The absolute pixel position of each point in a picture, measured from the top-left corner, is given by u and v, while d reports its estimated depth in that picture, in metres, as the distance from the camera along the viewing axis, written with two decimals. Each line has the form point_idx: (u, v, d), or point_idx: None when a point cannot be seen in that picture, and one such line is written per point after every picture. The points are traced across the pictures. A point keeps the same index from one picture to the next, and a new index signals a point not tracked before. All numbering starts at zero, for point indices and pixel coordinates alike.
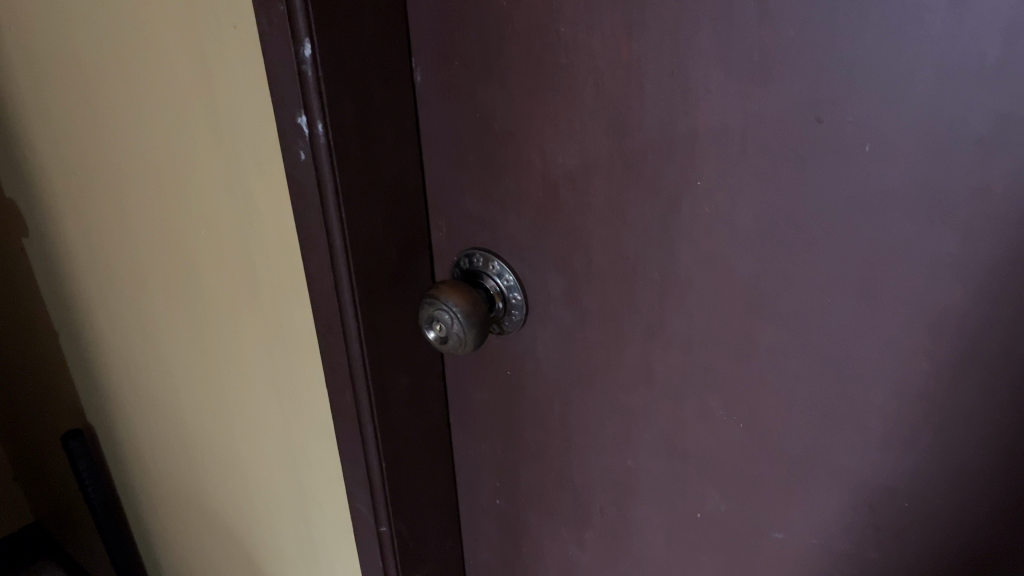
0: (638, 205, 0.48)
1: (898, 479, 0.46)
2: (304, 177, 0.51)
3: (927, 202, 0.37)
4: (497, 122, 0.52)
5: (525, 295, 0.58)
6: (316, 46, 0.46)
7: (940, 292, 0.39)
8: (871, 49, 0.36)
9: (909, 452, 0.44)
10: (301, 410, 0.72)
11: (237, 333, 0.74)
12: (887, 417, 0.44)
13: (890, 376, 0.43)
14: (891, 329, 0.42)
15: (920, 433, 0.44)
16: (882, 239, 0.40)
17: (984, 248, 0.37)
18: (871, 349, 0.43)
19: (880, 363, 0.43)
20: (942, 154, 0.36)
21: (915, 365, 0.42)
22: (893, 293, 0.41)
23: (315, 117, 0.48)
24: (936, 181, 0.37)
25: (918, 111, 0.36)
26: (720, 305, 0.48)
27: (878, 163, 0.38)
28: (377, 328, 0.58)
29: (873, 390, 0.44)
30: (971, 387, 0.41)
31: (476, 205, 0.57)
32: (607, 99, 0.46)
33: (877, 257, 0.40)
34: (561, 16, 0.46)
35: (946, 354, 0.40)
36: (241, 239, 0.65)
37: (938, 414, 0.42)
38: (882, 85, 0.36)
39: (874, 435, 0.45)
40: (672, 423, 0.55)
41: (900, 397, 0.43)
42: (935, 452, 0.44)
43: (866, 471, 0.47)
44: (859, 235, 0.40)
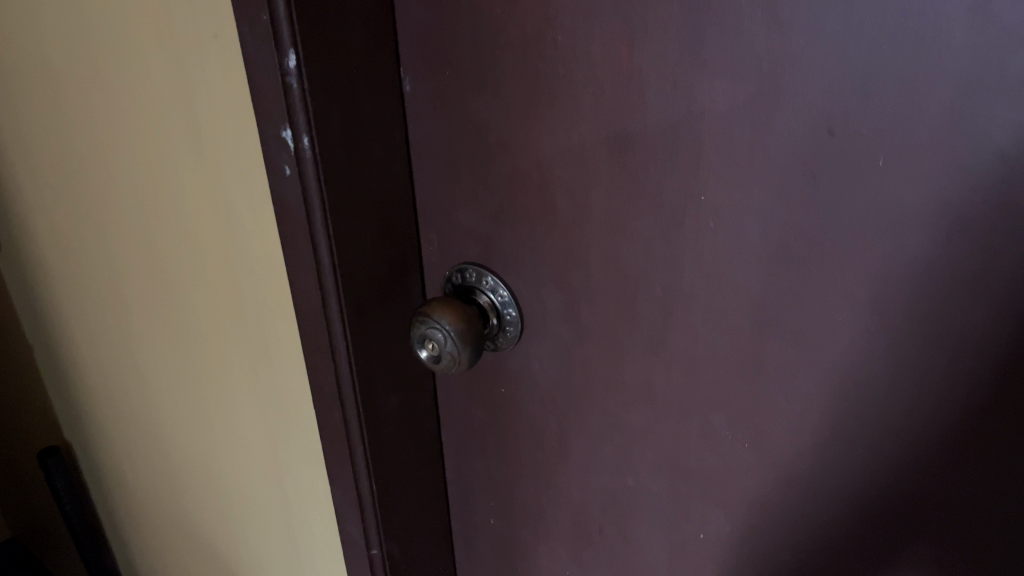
0: (639, 219, 0.47)
1: (910, 502, 0.44)
2: (290, 192, 0.49)
3: (944, 218, 0.36)
4: (490, 133, 0.50)
5: (519, 311, 0.56)
6: (301, 57, 0.44)
7: (957, 312, 0.38)
8: (887, 59, 0.34)
9: (921, 475, 0.43)
10: (286, 429, 0.69)
11: (221, 353, 0.71)
12: (899, 435, 0.43)
13: (903, 393, 0.41)
14: (904, 346, 0.40)
15: (933, 455, 0.42)
16: (896, 256, 0.38)
17: (1004, 264, 0.35)
18: (882, 366, 0.41)
19: (891, 378, 0.41)
20: (960, 166, 0.34)
21: (930, 382, 0.40)
22: (907, 309, 0.39)
23: (300, 130, 0.46)
24: (954, 195, 0.35)
25: (936, 122, 0.34)
26: (725, 322, 0.46)
27: (894, 178, 0.36)
28: (367, 348, 0.56)
29: (885, 407, 0.42)
30: (987, 409, 0.39)
31: (470, 219, 0.55)
32: (607, 110, 0.45)
33: (890, 274, 0.39)
34: (559, 23, 0.44)
35: (962, 371, 0.39)
36: (224, 256, 0.62)
37: (952, 436, 0.41)
38: (898, 95, 0.35)
39: (885, 454, 0.44)
40: (674, 441, 0.53)
41: (913, 414, 0.42)
42: (949, 477, 0.42)
43: (876, 492, 0.45)
44: (872, 251, 0.39)
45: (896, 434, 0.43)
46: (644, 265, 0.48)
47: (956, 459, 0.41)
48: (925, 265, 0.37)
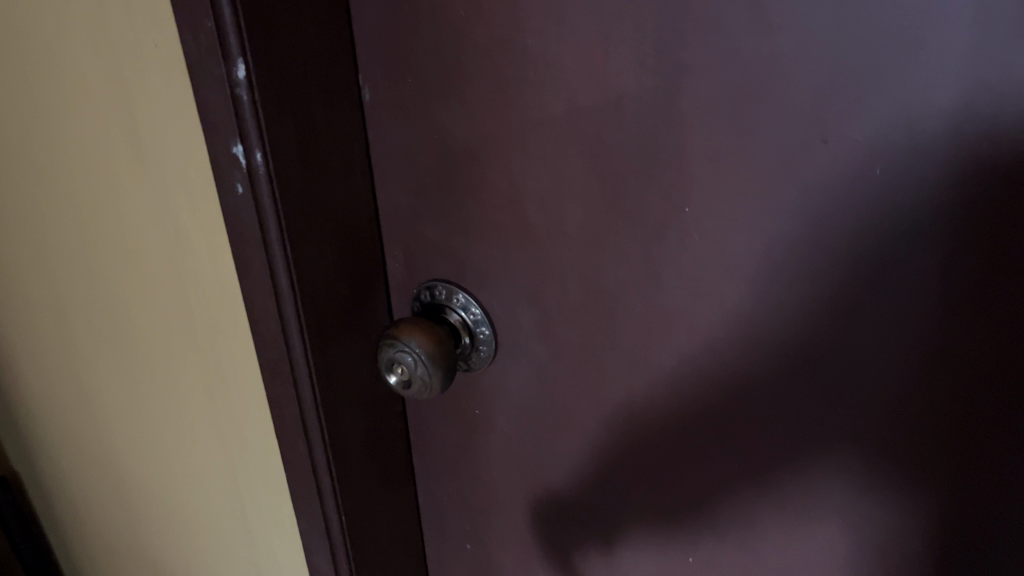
0: (618, 232, 0.44)
1: (870, 488, 0.42)
2: (244, 212, 0.46)
3: (946, 228, 0.33)
4: (457, 144, 0.48)
5: (493, 329, 0.54)
6: (251, 67, 0.41)
7: (956, 327, 0.35)
8: (882, 66, 0.32)
9: (883, 458, 0.40)
10: (247, 457, 0.66)
11: (176, 381, 0.67)
12: (884, 432, 0.40)
13: (876, 372, 0.39)
14: (880, 319, 0.37)
15: (924, 466, 0.39)
16: (888, 257, 0.36)
17: (1004, 262, 0.33)
18: (853, 341, 0.39)
19: (863, 354, 0.38)
20: (960, 173, 0.32)
21: (905, 359, 0.37)
22: (881, 286, 0.36)
23: (253, 145, 0.43)
24: (955, 200, 0.33)
25: (931, 130, 0.32)
26: (711, 340, 0.44)
27: (891, 189, 0.34)
28: (332, 374, 0.53)
29: (874, 417, 0.40)
30: (970, 392, 0.36)
31: (437, 234, 0.52)
32: (582, 118, 0.42)
33: (866, 261, 0.36)
34: (528, 26, 0.41)
35: (955, 379, 0.36)
36: (175, 282, 0.59)
37: (944, 448, 0.38)
38: (893, 104, 0.32)
39: (873, 470, 0.41)
40: (657, 462, 0.51)
41: (899, 410, 0.39)
42: (916, 463, 0.39)
43: (853, 489, 0.42)
44: (868, 264, 0.36)
45: (885, 447, 0.40)
46: (624, 279, 0.45)
47: (928, 444, 0.38)
48: (903, 243, 0.35)
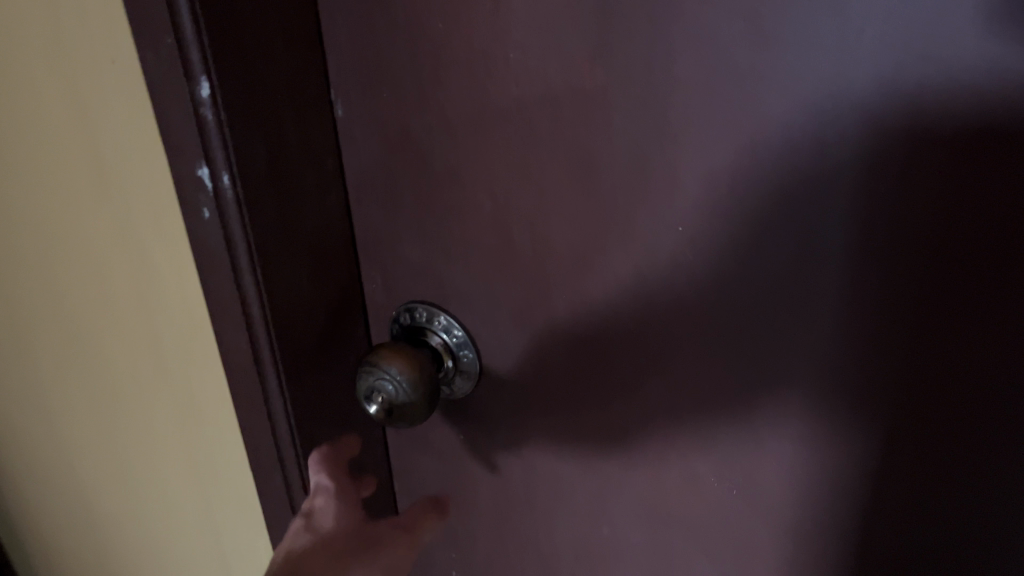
0: (607, 255, 0.41)
1: (829, 471, 0.38)
2: (212, 237, 0.44)
3: (950, 227, 0.29)
4: (437, 160, 0.44)
5: (477, 352, 0.51)
6: (215, 86, 0.38)
7: (955, 326, 0.31)
8: (898, 85, 0.28)
9: (865, 451, 0.36)
10: (220, 484, 0.63)
11: (142, 408, 0.64)
12: (870, 429, 0.36)
13: (833, 345, 0.35)
14: (835, 286, 0.33)
15: (913, 464, 0.35)
16: (873, 236, 0.31)
17: (999, 235, 0.28)
18: (809, 308, 0.35)
19: (826, 331, 0.35)
20: (936, 141, 0.28)
21: (864, 333, 0.34)
22: (838, 251, 0.33)
23: (219, 168, 0.41)
24: (959, 192, 0.29)
25: (926, 118, 0.28)
26: (708, 364, 0.40)
27: (894, 200, 0.30)
28: (308, 403, 0.51)
29: (859, 411, 0.36)
30: (932, 372, 0.32)
31: (417, 254, 0.49)
32: (568, 133, 0.38)
33: (825, 221, 0.32)
34: (509, 36, 0.38)
35: (943, 368, 0.32)
36: (138, 304, 0.56)
37: (934, 444, 0.34)
38: (904, 113, 0.29)
39: (862, 469, 0.37)
40: (653, 490, 0.47)
41: (885, 404, 0.34)
42: (875, 446, 0.36)
43: (843, 490, 0.38)
44: (866, 275, 0.32)
45: (872, 443, 0.36)
46: (613, 305, 0.42)
47: (899, 431, 0.35)
48: (863, 204, 0.31)
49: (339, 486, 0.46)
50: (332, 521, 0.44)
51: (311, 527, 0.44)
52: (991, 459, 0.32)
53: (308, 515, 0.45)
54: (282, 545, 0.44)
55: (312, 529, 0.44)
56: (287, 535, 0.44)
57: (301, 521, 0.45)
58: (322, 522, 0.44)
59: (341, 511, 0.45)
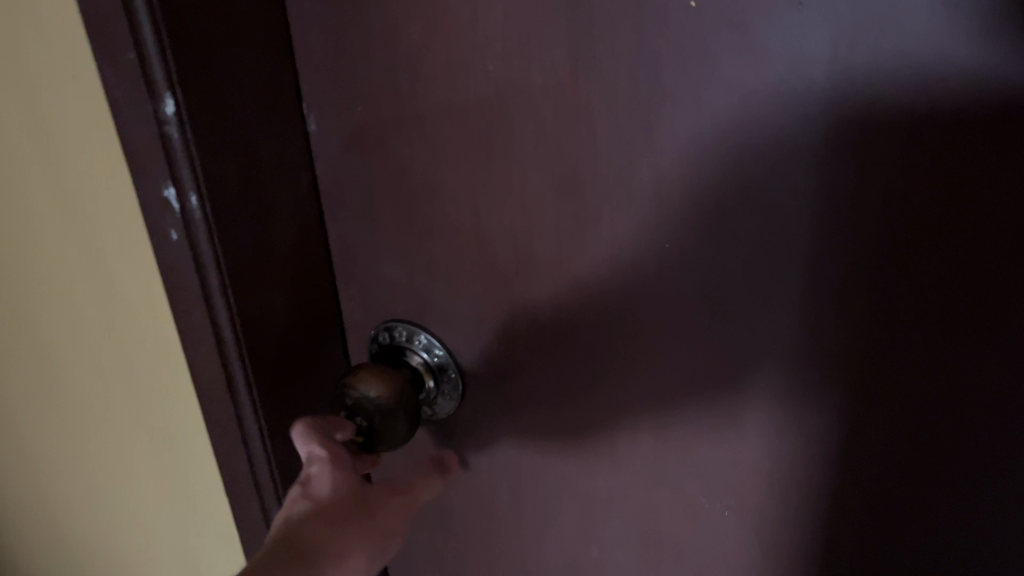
0: (593, 272, 0.39)
1: (810, 467, 0.38)
2: (181, 260, 0.42)
3: (938, 219, 0.28)
4: (416, 176, 0.42)
5: (460, 372, 0.49)
6: (180, 103, 0.37)
7: (940, 312, 0.30)
8: (896, 94, 0.27)
9: (845, 437, 0.36)
10: (194, 508, 0.61)
11: (110, 432, 0.62)
12: (851, 415, 0.35)
13: (814, 342, 0.34)
14: (811, 277, 0.33)
15: (893, 450, 0.34)
16: (853, 222, 0.30)
17: (984, 218, 0.28)
18: (788, 305, 0.34)
19: (805, 318, 0.34)
20: (918, 134, 0.27)
21: (846, 330, 0.33)
22: (818, 247, 0.32)
23: (186, 187, 0.39)
24: (947, 189, 0.28)
25: (912, 119, 0.27)
26: (696, 385, 0.39)
27: (881, 202, 0.29)
28: (284, 427, 0.49)
29: (840, 397, 0.35)
30: (914, 368, 0.32)
31: (396, 272, 0.47)
32: (551, 149, 0.37)
33: (807, 218, 0.31)
34: (489, 49, 0.36)
35: (926, 351, 0.31)
36: (106, 326, 0.54)
37: (916, 428, 0.33)
38: (892, 116, 0.28)
39: (843, 457, 0.36)
40: (641, 511, 0.46)
41: (866, 388, 0.34)
42: (856, 433, 0.35)
43: (822, 474, 0.37)
44: (849, 269, 0.31)
45: (853, 431, 0.35)
46: (601, 320, 0.41)
47: (879, 417, 0.34)
48: (843, 198, 0.30)
49: (335, 455, 0.41)
50: (335, 491, 0.39)
51: (309, 495, 0.39)
52: (974, 451, 0.32)
53: (301, 483, 0.40)
54: (278, 515, 0.39)
55: (310, 497, 0.39)
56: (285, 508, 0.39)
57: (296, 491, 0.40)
58: (321, 490, 0.39)
59: (341, 479, 0.40)
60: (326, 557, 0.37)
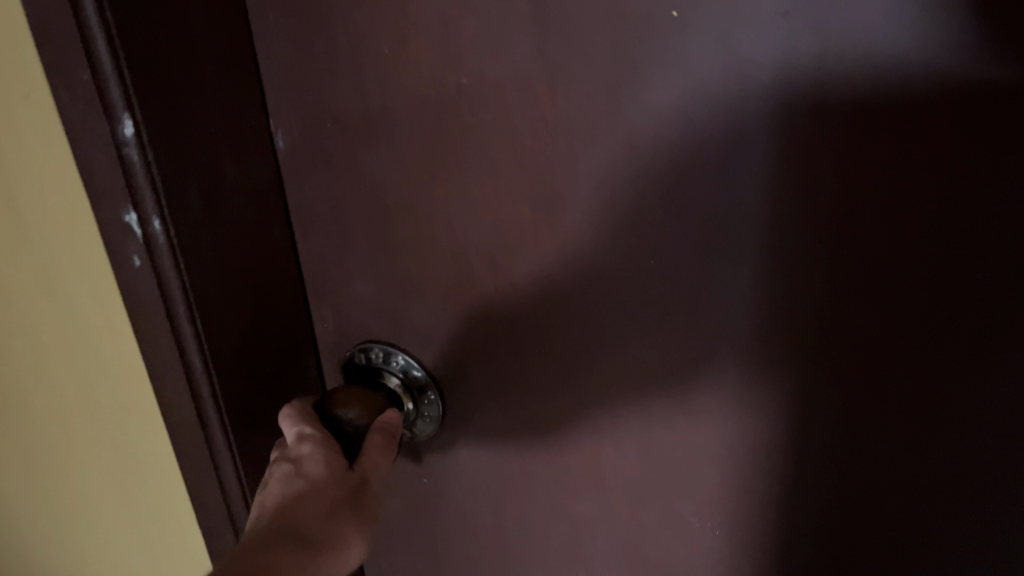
0: (576, 288, 0.38)
1: (804, 483, 0.37)
2: (146, 287, 0.40)
3: (919, 207, 0.28)
4: (389, 193, 0.41)
5: (440, 393, 0.47)
6: (140, 123, 0.35)
7: (917, 292, 0.30)
8: (881, 96, 0.27)
9: (823, 429, 0.35)
10: (168, 539, 0.59)
11: (76, 465, 0.60)
12: (828, 406, 0.34)
13: (804, 360, 0.34)
14: (783, 266, 0.32)
15: (872, 435, 0.34)
16: (828, 211, 0.30)
17: (958, 196, 0.28)
18: (778, 323, 0.34)
19: (780, 312, 0.33)
20: (889, 134, 0.28)
21: (819, 316, 0.32)
22: (807, 264, 0.32)
23: (150, 211, 0.37)
24: (930, 181, 0.28)
25: (882, 120, 0.28)
26: (686, 399, 0.38)
27: (866, 199, 0.29)
28: (259, 456, 0.48)
29: (817, 389, 0.34)
30: (889, 353, 0.32)
31: (369, 292, 0.45)
32: (529, 163, 0.36)
33: (794, 235, 0.31)
34: (462, 63, 0.35)
35: (901, 331, 0.31)
36: (67, 357, 0.51)
37: (893, 411, 0.33)
38: (877, 115, 0.28)
39: (823, 452, 0.36)
40: (630, 532, 0.45)
41: (841, 376, 0.33)
42: (833, 424, 0.35)
43: (800, 470, 0.37)
44: (831, 267, 0.31)
45: (830, 422, 0.35)
46: (585, 337, 0.40)
47: (856, 404, 0.34)
48: (831, 215, 0.30)
49: (327, 435, 0.41)
50: (327, 472, 0.39)
51: (301, 475, 0.39)
52: (970, 457, 0.32)
53: (291, 461, 0.40)
54: (272, 490, 0.39)
55: (302, 477, 0.39)
56: (276, 482, 0.40)
57: (287, 466, 0.40)
58: (314, 471, 0.39)
59: (333, 457, 0.40)
60: (320, 535, 0.37)
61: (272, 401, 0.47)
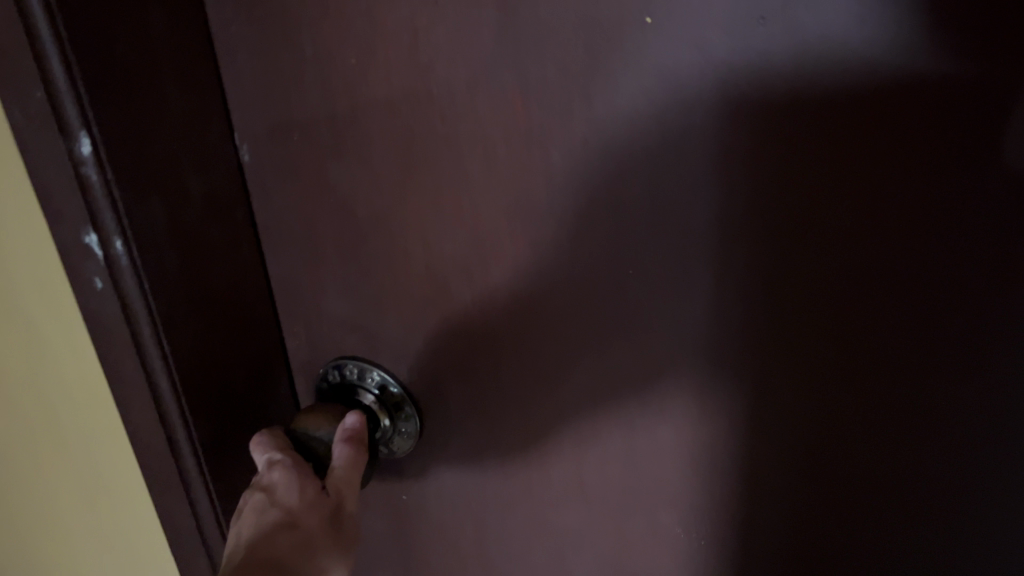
0: (555, 300, 0.37)
1: (789, 496, 0.37)
2: (108, 309, 0.39)
3: (895, 205, 0.28)
4: (360, 206, 0.40)
5: (417, 408, 0.46)
6: (98, 141, 0.34)
7: (891, 285, 0.29)
8: (858, 98, 0.27)
9: (798, 427, 0.34)
10: (139, 565, 0.57)
11: (41, 493, 0.58)
12: (804, 403, 0.34)
13: (779, 357, 0.33)
14: (757, 264, 0.32)
15: (848, 431, 0.33)
16: (801, 206, 0.30)
17: (931, 188, 0.27)
18: (762, 335, 0.33)
19: (756, 312, 0.33)
20: (860, 126, 0.27)
21: (793, 312, 0.32)
22: (783, 264, 0.31)
23: (110, 232, 0.36)
24: (907, 180, 0.27)
25: (852, 114, 0.27)
26: (668, 410, 0.38)
27: (844, 202, 0.29)
28: (231, 479, 0.46)
29: (793, 387, 0.34)
30: (863, 345, 0.31)
31: (342, 307, 0.44)
32: (503, 174, 0.35)
33: (772, 237, 0.31)
34: (432, 73, 0.34)
35: (876, 323, 0.30)
36: (28, 381, 0.49)
37: (869, 405, 0.32)
38: (856, 118, 0.27)
39: (801, 454, 0.35)
40: (613, 543, 0.44)
41: (815, 371, 0.33)
42: (809, 421, 0.34)
43: (777, 474, 0.36)
44: (810, 272, 0.31)
45: (806, 421, 0.34)
46: (564, 349, 0.39)
47: (831, 398, 0.33)
48: (802, 207, 0.30)
49: (295, 459, 0.40)
50: (305, 501, 0.39)
51: (277, 505, 0.38)
52: (957, 461, 0.32)
53: (263, 490, 0.39)
54: (246, 523, 0.38)
55: (278, 507, 0.38)
56: (249, 514, 0.38)
57: (259, 496, 0.39)
58: (290, 500, 0.38)
59: (308, 483, 0.39)
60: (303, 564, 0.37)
61: (245, 421, 0.46)
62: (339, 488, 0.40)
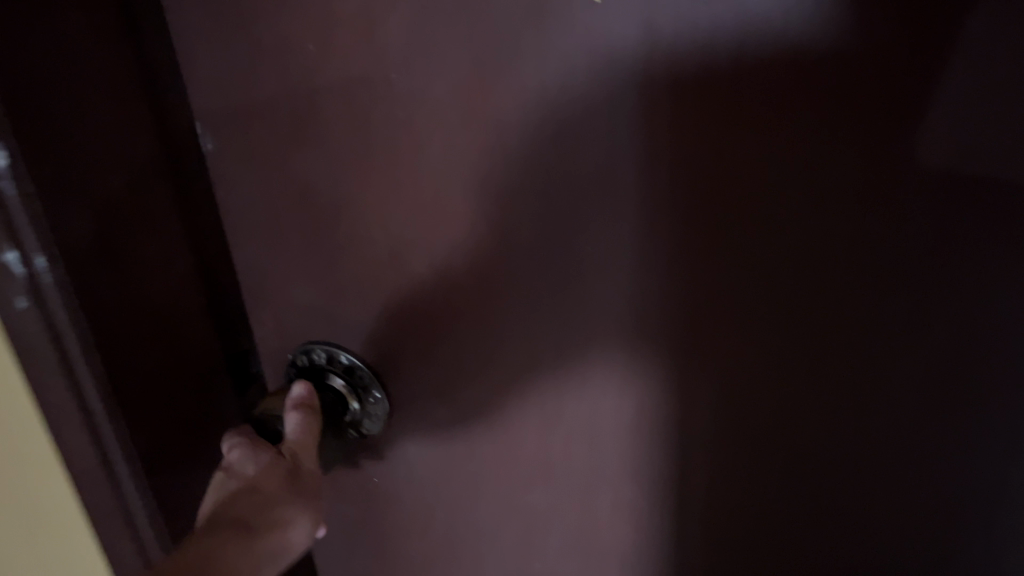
0: (516, 281, 0.38)
1: (748, 472, 0.37)
2: (26, 336, 0.36)
3: (841, 175, 0.28)
4: (323, 191, 0.40)
5: (386, 391, 0.46)
6: (13, 150, 0.32)
7: (842, 255, 0.30)
8: (797, 73, 0.27)
9: (756, 403, 0.35)
10: None
11: None
12: (760, 377, 0.34)
13: (734, 334, 0.33)
14: (708, 238, 0.32)
15: (806, 404, 0.34)
16: (750, 181, 0.30)
17: (877, 159, 0.27)
18: (717, 309, 0.33)
19: (709, 286, 0.33)
20: (800, 98, 0.28)
21: (745, 285, 0.32)
22: (734, 237, 0.31)
23: (31, 249, 0.34)
24: (850, 153, 0.28)
25: (792, 86, 0.28)
26: (629, 391, 0.38)
27: (788, 175, 0.29)
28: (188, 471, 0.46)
29: (750, 362, 0.34)
30: (815, 316, 0.31)
31: (308, 292, 0.45)
32: (462, 157, 0.36)
33: (722, 210, 0.31)
34: (389, 57, 0.34)
35: (828, 293, 0.31)
36: None
37: (824, 377, 0.33)
38: (795, 93, 0.28)
39: (759, 430, 0.35)
40: (581, 521, 0.45)
41: (772, 345, 0.33)
42: (767, 397, 0.34)
43: (737, 450, 0.37)
44: (758, 246, 0.31)
45: (763, 396, 0.34)
46: (526, 332, 0.39)
47: (786, 371, 0.33)
48: (750, 180, 0.30)
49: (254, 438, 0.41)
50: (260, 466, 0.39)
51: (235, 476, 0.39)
52: (913, 428, 0.32)
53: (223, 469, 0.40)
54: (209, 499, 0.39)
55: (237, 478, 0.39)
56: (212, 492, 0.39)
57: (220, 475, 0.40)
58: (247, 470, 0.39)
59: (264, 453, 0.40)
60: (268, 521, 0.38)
61: (188, 426, 0.45)
62: (295, 451, 0.40)
